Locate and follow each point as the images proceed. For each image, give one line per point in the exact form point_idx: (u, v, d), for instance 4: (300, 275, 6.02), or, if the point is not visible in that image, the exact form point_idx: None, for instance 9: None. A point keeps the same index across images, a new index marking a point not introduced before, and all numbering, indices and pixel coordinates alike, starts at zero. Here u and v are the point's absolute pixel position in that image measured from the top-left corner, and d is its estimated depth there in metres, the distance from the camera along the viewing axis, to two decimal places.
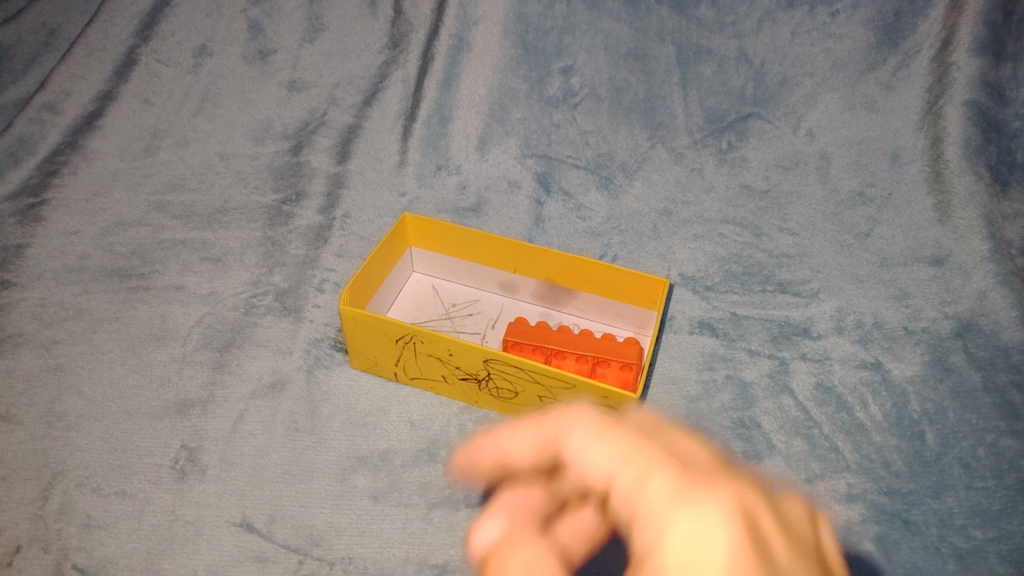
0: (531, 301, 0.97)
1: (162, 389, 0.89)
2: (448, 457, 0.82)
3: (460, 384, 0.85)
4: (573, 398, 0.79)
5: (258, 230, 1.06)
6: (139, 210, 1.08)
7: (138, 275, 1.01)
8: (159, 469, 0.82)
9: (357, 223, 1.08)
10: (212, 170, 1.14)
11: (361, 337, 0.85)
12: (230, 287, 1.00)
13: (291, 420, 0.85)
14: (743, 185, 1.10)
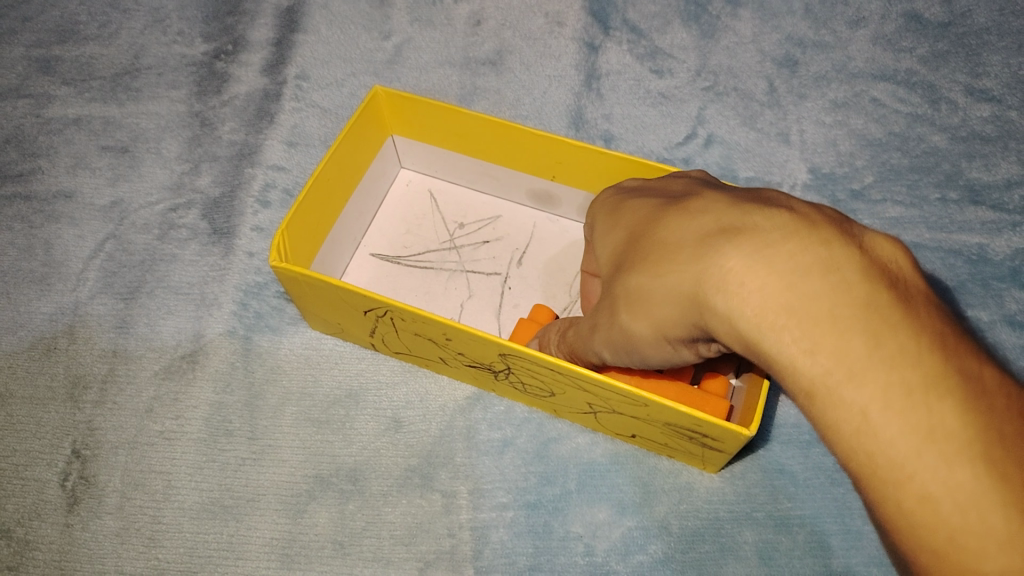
0: (577, 219, 0.65)
1: (48, 359, 0.62)
2: (450, 483, 0.55)
3: (467, 369, 0.56)
4: (644, 416, 0.49)
5: (182, 101, 0.73)
6: (18, 73, 0.76)
7: (13, 175, 0.70)
8: (43, 490, 0.57)
9: (317, 86, 0.73)
10: (118, 7, 0.79)
11: (310, 299, 0.55)
12: (140, 193, 0.69)
13: (217, 419, 0.58)
14: (910, 13, 0.74)
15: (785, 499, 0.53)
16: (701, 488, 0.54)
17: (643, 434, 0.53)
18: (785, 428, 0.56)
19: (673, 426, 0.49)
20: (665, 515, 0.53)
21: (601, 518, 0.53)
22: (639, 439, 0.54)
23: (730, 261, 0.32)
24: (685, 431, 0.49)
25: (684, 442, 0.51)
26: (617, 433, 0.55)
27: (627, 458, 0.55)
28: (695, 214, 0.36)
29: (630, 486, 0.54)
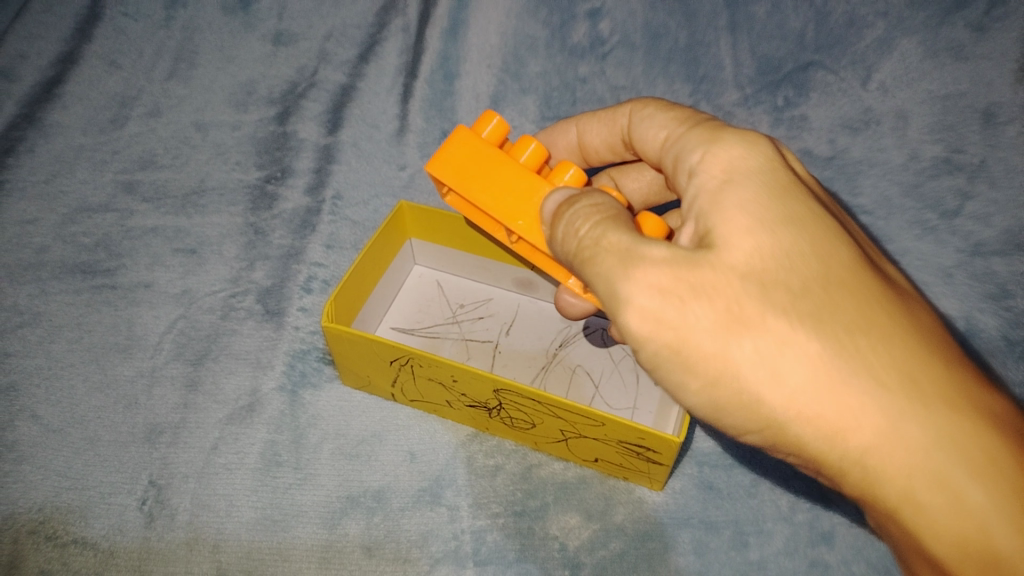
0: (552, 302, 0.84)
1: (129, 411, 0.76)
2: (454, 499, 0.70)
3: (468, 410, 0.73)
4: (602, 436, 0.67)
5: (240, 216, 0.93)
6: (105, 192, 0.94)
7: (102, 270, 0.87)
8: (124, 512, 0.69)
9: (349, 205, 0.94)
10: (189, 143, 1.00)
11: (349, 355, 0.73)
12: (206, 284, 0.87)
13: (270, 453, 0.73)
14: (803, 151, 0.93)
15: (714, 507, 0.70)
16: (649, 501, 0.70)
17: (602, 456, 0.70)
18: (712, 455, 0.73)
19: (623, 443, 0.66)
20: (622, 520, 0.69)
21: (573, 523, 0.69)
22: (599, 463, 0.71)
23: (975, 444, 0.49)
24: (633, 447, 0.66)
25: (634, 460, 0.68)
26: (583, 459, 0.72)
27: (592, 479, 0.72)
28: (850, 293, 0.51)
29: (594, 499, 0.70)
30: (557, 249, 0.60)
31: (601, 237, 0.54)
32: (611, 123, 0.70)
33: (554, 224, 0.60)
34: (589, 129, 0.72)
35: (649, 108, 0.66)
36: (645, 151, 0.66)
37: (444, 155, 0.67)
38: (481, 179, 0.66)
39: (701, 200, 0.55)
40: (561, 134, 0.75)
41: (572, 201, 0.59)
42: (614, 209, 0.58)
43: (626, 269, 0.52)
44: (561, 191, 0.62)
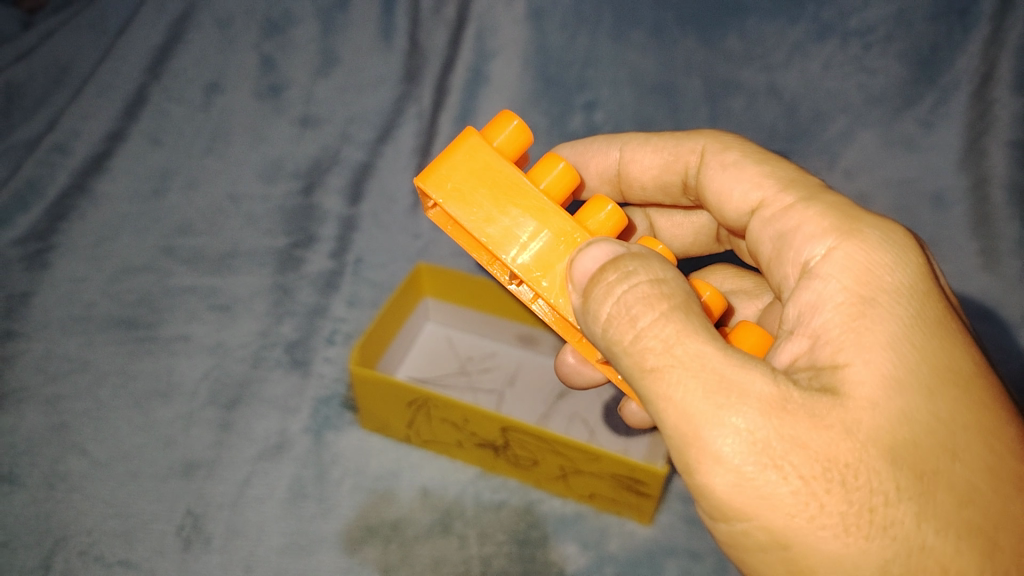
0: (551, 355, 0.94)
1: (169, 448, 0.84)
2: (464, 529, 0.78)
3: (476, 449, 0.81)
4: (597, 471, 0.75)
5: (269, 276, 1.03)
6: (148, 254, 1.05)
7: (143, 323, 0.97)
8: (164, 536, 0.76)
9: (369, 268, 1.08)
10: (222, 212, 1.09)
11: (371, 397, 0.81)
12: (239, 336, 0.96)
13: (297, 486, 0.81)
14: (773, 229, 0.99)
15: (697, 537, 0.79)
16: (639, 532, 0.79)
17: (597, 492, 0.78)
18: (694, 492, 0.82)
19: (616, 477, 0.75)
20: (615, 549, 0.77)
21: (571, 551, 0.77)
22: (594, 498, 0.79)
23: None
24: (624, 480, 0.74)
25: (626, 494, 0.76)
26: (580, 494, 0.80)
27: (588, 513, 0.80)
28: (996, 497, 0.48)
29: (590, 531, 0.79)
30: (585, 318, 0.54)
31: (679, 341, 0.48)
32: (667, 158, 0.72)
33: (590, 287, 0.53)
34: (638, 157, 0.75)
35: (720, 156, 0.67)
36: (713, 200, 0.68)
37: (449, 167, 0.61)
38: (489, 204, 0.61)
39: (834, 330, 0.51)
40: (604, 151, 0.77)
41: (626, 267, 0.52)
42: (679, 293, 0.51)
43: (722, 408, 0.46)
44: (598, 246, 0.56)
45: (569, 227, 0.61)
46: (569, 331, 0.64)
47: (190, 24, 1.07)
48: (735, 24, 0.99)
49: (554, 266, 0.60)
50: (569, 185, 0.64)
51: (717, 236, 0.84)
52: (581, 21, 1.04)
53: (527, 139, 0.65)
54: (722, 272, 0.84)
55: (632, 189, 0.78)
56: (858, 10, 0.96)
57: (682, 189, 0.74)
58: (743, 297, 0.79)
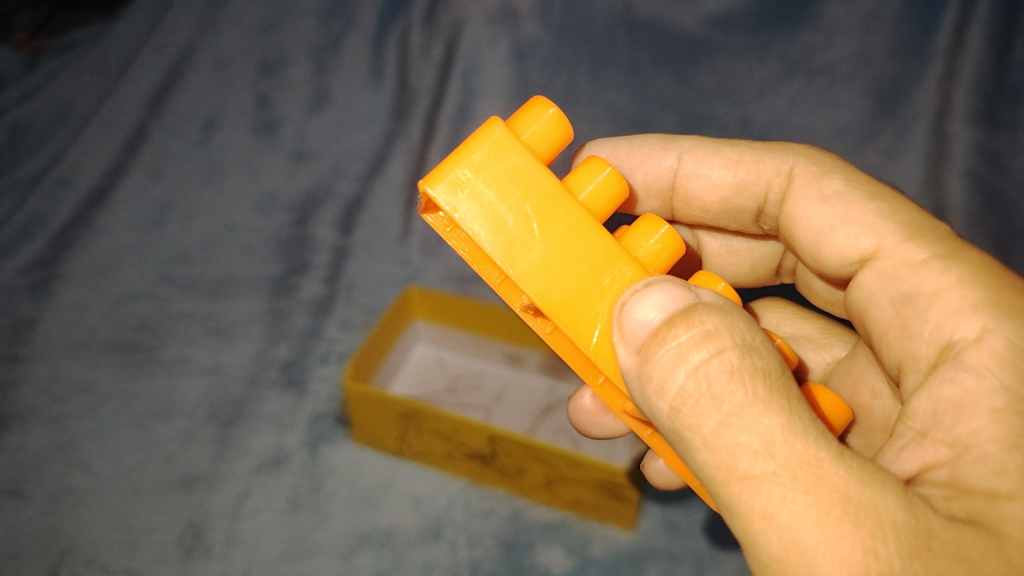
0: (536, 373, 0.98)
1: (169, 464, 0.87)
2: (454, 534, 0.82)
3: (464, 459, 0.85)
4: (580, 476, 0.79)
5: (265, 302, 1.05)
6: (148, 283, 1.06)
7: (143, 347, 0.99)
8: (166, 546, 0.80)
9: (362, 292, 1.10)
10: (220, 242, 1.10)
11: (365, 411, 0.86)
12: (236, 359, 0.99)
13: (294, 496, 0.85)
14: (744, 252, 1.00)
15: (677, 541, 0.83)
16: (622, 537, 0.83)
17: (581, 498, 0.82)
18: (674, 498, 0.87)
19: (598, 482, 0.79)
20: (599, 552, 0.81)
21: (557, 554, 0.81)
22: (578, 504, 0.83)
23: None
24: (606, 485, 0.79)
25: (608, 498, 0.80)
26: (564, 501, 0.84)
27: (573, 520, 0.84)
28: None
29: (573, 537, 0.83)
30: (641, 379, 0.51)
31: (777, 440, 0.46)
32: (744, 180, 0.76)
33: (654, 349, 0.50)
34: (703, 167, 0.78)
35: (810, 189, 0.70)
36: (805, 235, 0.69)
37: (475, 179, 0.57)
38: (523, 229, 0.57)
39: (990, 444, 0.48)
40: (661, 158, 0.80)
41: (704, 327, 0.49)
42: (770, 368, 0.49)
43: (840, 532, 0.44)
44: (666, 294, 0.52)
45: (615, 256, 0.58)
46: (590, 372, 0.61)
47: (188, 66, 1.16)
48: (706, 62, 1.08)
49: (595, 303, 0.57)
50: (612, 198, 0.62)
51: (774, 269, 0.87)
52: (562, 62, 1.12)
53: (566, 135, 0.61)
54: (779, 308, 0.88)
55: (685, 208, 0.81)
56: (821, 48, 1.04)
57: (755, 215, 0.78)
58: (806, 344, 0.83)
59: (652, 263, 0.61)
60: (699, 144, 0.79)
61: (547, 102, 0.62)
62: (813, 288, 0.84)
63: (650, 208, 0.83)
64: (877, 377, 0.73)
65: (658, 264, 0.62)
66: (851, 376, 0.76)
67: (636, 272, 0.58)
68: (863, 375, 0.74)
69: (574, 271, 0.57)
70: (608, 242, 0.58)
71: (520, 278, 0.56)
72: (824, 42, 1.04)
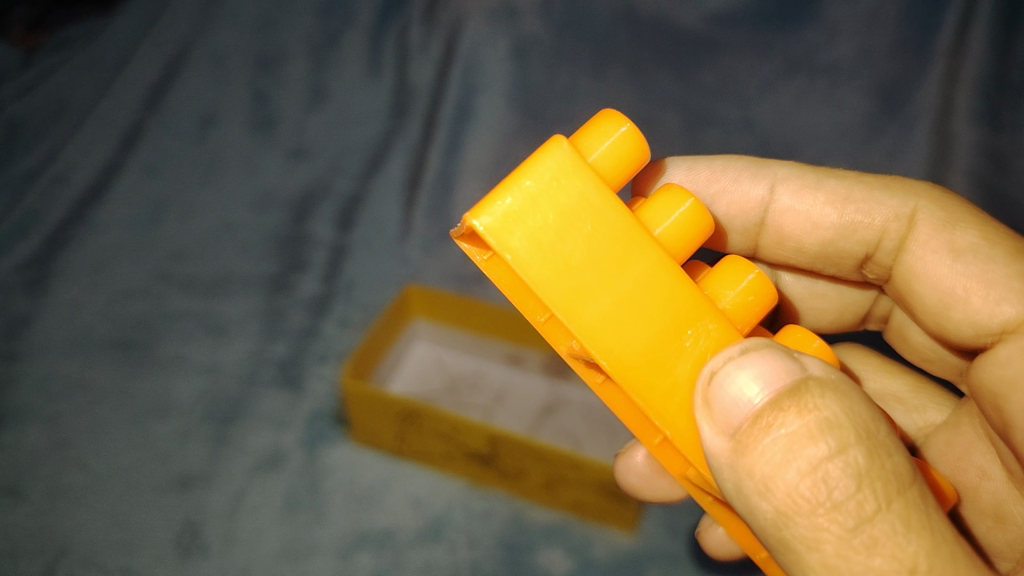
0: (536, 374, 0.98)
1: (165, 463, 0.87)
2: (453, 534, 0.82)
3: (463, 460, 0.85)
4: (581, 477, 0.78)
5: (261, 300, 1.04)
6: (143, 278, 1.05)
7: (137, 346, 0.98)
8: (162, 545, 0.79)
9: (361, 291, 1.09)
10: (217, 240, 1.09)
11: (364, 410, 0.85)
12: (232, 358, 0.98)
13: (292, 496, 0.85)
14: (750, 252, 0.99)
15: (678, 541, 0.82)
16: (623, 538, 0.82)
17: (581, 500, 0.82)
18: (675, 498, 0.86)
19: (599, 484, 0.78)
20: (600, 554, 0.81)
21: (557, 555, 0.81)
22: (579, 506, 0.83)
23: None
24: (608, 487, 0.78)
25: (609, 500, 0.80)
26: (565, 503, 0.83)
27: (573, 522, 0.83)
28: None
29: (574, 538, 0.82)
30: (736, 467, 0.46)
31: (915, 567, 0.43)
32: (852, 221, 0.68)
33: (765, 441, 0.45)
34: (796, 202, 0.69)
35: (939, 240, 0.64)
36: (932, 294, 0.64)
37: (533, 211, 0.47)
38: (592, 275, 0.48)
39: None
40: (749, 187, 0.71)
41: (818, 416, 0.44)
42: (900, 473, 0.44)
43: None
44: (775, 367, 0.46)
45: (699, 311, 0.50)
46: (647, 432, 0.54)
47: (185, 62, 1.16)
48: (709, 60, 1.08)
49: (672, 367, 0.50)
50: (696, 235, 0.52)
51: (862, 315, 0.79)
52: (563, 59, 1.11)
53: (643, 156, 0.51)
54: (862, 356, 0.79)
55: (773, 245, 0.73)
56: (823, 47, 1.03)
57: (858, 262, 0.70)
58: (894, 404, 0.75)
59: (738, 315, 0.54)
60: (796, 173, 0.70)
61: (620, 114, 0.51)
62: (911, 340, 0.76)
63: (731, 241, 0.75)
64: (985, 455, 0.65)
65: (746, 316, 0.54)
66: (953, 451, 0.67)
67: (721, 329, 0.51)
68: (969, 452, 0.66)
69: (649, 328, 0.49)
70: (692, 295, 0.50)
71: (583, 334, 0.48)
72: (828, 40, 1.03)
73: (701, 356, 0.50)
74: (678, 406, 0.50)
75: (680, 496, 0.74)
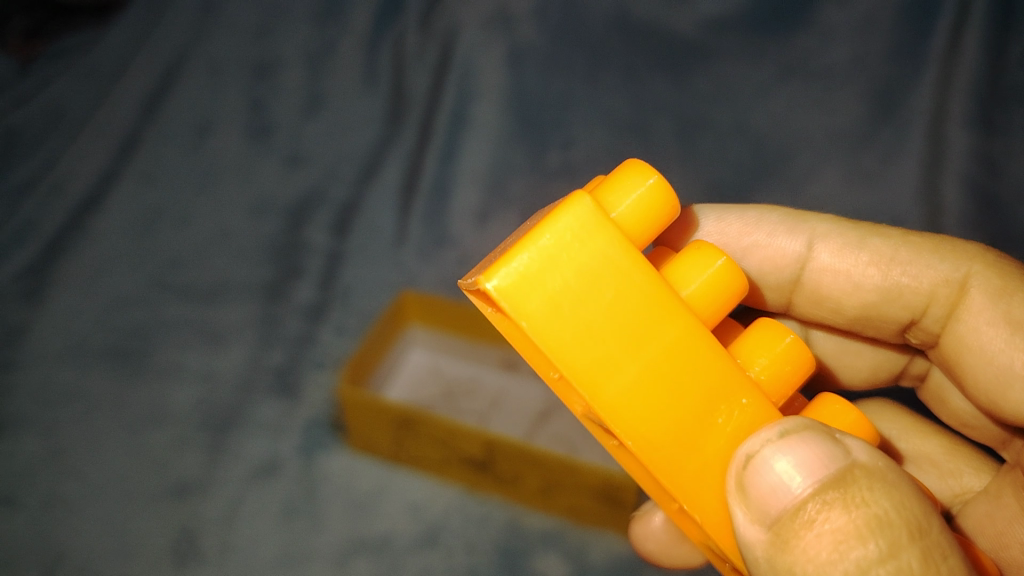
0: (531, 380, 0.98)
1: (161, 470, 0.87)
2: (449, 539, 0.82)
3: (459, 466, 0.85)
4: (577, 481, 0.79)
5: (257, 307, 1.04)
6: (139, 287, 1.04)
7: (133, 354, 0.98)
8: (159, 552, 0.80)
9: (357, 298, 1.09)
10: (213, 247, 1.09)
11: (360, 417, 0.85)
12: (228, 365, 0.98)
13: (288, 503, 0.85)
14: None
15: None
16: (618, 543, 0.82)
17: (576, 504, 0.82)
18: None
19: (595, 488, 0.78)
20: (596, 558, 0.81)
21: (553, 560, 0.81)
22: (574, 510, 0.83)
23: None
24: (603, 490, 0.78)
25: (603, 504, 0.80)
26: (561, 508, 0.83)
27: (568, 526, 0.84)
28: None
29: (570, 543, 0.82)
30: (775, 561, 0.47)
31: None
32: (897, 284, 0.67)
33: (809, 537, 0.46)
34: (837, 261, 0.69)
35: (995, 310, 0.63)
36: (983, 368, 0.63)
37: (555, 274, 0.45)
38: (619, 346, 0.46)
39: None
40: (786, 241, 0.71)
41: (867, 512, 0.45)
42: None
43: None
44: (818, 455, 0.47)
45: (730, 383, 0.49)
46: (665, 498, 0.52)
47: (182, 71, 1.16)
48: (704, 65, 1.08)
49: (702, 444, 0.49)
50: (726, 297, 0.51)
51: (896, 373, 0.77)
52: (558, 65, 1.12)
53: (668, 209, 0.50)
54: (893, 416, 0.78)
55: (810, 304, 0.72)
56: (817, 52, 1.05)
57: (902, 326, 0.69)
58: (928, 468, 0.73)
59: (770, 384, 0.53)
60: (837, 231, 0.69)
61: (647, 166, 0.50)
62: (949, 403, 0.75)
63: (766, 297, 0.74)
64: None
65: (777, 382, 0.53)
66: (993, 522, 0.64)
67: (753, 403, 0.50)
68: (1011, 525, 0.62)
69: (678, 401, 0.48)
70: (723, 366, 0.49)
71: (606, 406, 0.46)
72: (821, 45, 1.04)
73: (732, 432, 0.49)
74: (706, 481, 0.49)
75: (700, 561, 0.74)
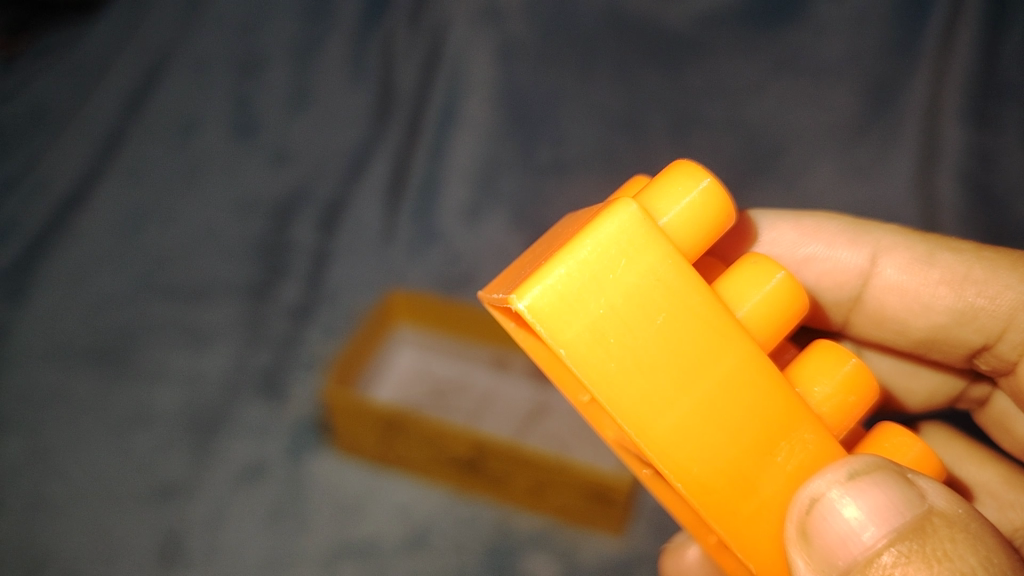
0: (521, 378, 0.97)
1: (146, 472, 0.86)
2: (439, 541, 0.82)
3: (447, 467, 0.84)
4: (565, 478, 0.77)
5: (244, 308, 1.02)
6: (123, 288, 1.02)
7: (118, 356, 0.96)
8: (145, 556, 0.79)
9: (346, 294, 1.08)
10: (199, 244, 1.07)
11: (346, 418, 0.84)
12: (215, 366, 0.96)
13: (277, 505, 0.84)
14: None
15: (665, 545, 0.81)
16: (609, 544, 0.81)
17: (567, 505, 0.81)
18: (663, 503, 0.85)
19: (584, 488, 0.78)
20: (587, 559, 0.80)
21: (543, 563, 0.80)
22: (566, 511, 0.82)
23: None
24: (594, 490, 0.77)
25: (592, 505, 0.79)
26: (550, 508, 0.82)
27: (557, 527, 0.82)
28: None
29: (559, 543, 0.81)
30: None
31: None
32: (971, 306, 0.64)
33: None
34: (904, 279, 0.67)
35: None
36: None
37: (598, 296, 0.42)
38: (668, 377, 0.43)
39: None
40: (848, 255, 0.69)
41: (952, 568, 0.43)
42: None
43: None
44: (892, 500, 0.44)
45: (792, 416, 0.46)
46: (701, 530, 0.49)
47: (167, 66, 1.14)
48: (694, 59, 1.07)
49: (758, 484, 0.45)
50: (784, 315, 0.48)
51: (953, 397, 0.76)
52: (549, 60, 1.10)
53: (722, 219, 0.46)
54: (947, 438, 0.73)
55: (871, 324, 0.71)
56: (812, 46, 1.03)
57: (973, 350, 0.67)
58: (987, 499, 0.67)
59: (837, 419, 0.50)
60: (904, 244, 0.67)
61: (697, 169, 0.46)
62: (1011, 430, 0.73)
63: (824, 314, 0.73)
64: None
65: (843, 416, 0.50)
66: None
67: (818, 439, 0.46)
68: None
69: (733, 437, 0.44)
70: (784, 396, 0.45)
71: (653, 443, 0.43)
72: (816, 40, 1.03)
73: (792, 470, 0.46)
74: (763, 528, 0.45)
75: None
